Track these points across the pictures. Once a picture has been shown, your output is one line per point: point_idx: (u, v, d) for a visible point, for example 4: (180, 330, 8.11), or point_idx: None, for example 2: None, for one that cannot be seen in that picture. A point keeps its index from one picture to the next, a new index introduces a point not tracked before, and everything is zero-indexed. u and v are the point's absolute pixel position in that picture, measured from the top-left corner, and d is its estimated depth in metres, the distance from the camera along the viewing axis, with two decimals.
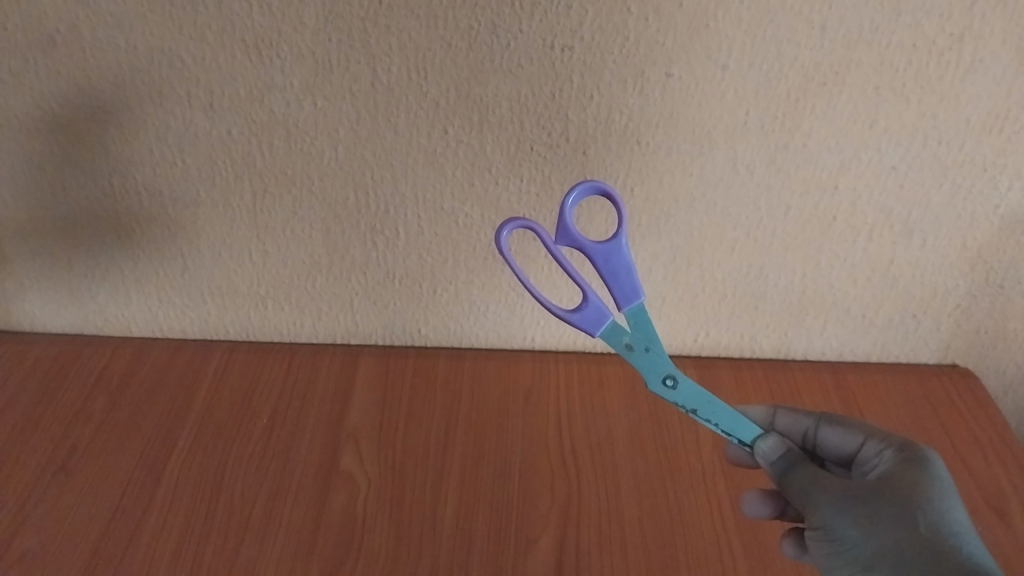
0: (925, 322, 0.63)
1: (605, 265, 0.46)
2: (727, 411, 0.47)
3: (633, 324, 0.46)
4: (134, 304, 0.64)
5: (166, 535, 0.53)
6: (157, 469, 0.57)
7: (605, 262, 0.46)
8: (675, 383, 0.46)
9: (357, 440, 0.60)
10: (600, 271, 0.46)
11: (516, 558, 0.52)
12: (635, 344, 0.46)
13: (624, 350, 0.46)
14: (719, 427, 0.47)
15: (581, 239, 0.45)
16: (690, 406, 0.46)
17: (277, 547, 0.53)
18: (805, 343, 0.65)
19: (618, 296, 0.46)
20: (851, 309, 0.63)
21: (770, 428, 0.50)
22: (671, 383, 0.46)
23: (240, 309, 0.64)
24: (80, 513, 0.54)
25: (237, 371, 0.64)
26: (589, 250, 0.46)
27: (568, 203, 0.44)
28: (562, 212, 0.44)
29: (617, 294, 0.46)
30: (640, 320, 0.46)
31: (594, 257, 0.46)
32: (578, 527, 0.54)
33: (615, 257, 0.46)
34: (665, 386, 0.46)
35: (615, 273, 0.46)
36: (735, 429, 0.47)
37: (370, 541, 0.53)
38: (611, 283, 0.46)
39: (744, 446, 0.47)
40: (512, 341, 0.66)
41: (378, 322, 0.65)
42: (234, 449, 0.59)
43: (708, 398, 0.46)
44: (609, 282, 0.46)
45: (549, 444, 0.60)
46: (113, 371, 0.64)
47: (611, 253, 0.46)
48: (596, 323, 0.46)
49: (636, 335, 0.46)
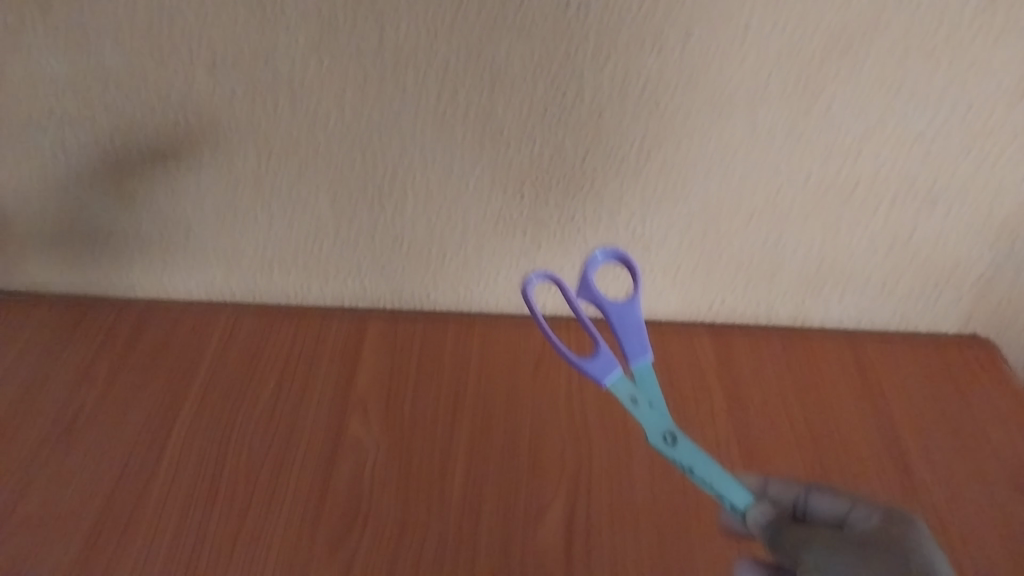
0: (947, 293, 0.62)
1: (619, 323, 0.46)
2: (722, 473, 0.43)
3: (639, 381, 0.45)
4: (139, 266, 0.64)
5: (172, 500, 0.53)
6: (164, 433, 0.57)
7: (618, 318, 0.46)
8: (675, 441, 0.44)
9: (366, 405, 0.59)
10: (613, 325, 0.46)
11: (525, 527, 0.52)
12: (640, 398, 0.44)
13: (629, 403, 0.44)
14: (712, 488, 0.43)
15: (601, 296, 0.46)
16: (688, 464, 0.43)
17: (284, 513, 0.52)
18: (822, 311, 0.64)
19: (629, 351, 0.45)
20: (871, 278, 0.61)
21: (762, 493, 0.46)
22: (672, 440, 0.44)
23: (247, 272, 0.63)
24: (87, 478, 0.54)
25: (244, 335, 0.63)
26: (606, 305, 0.46)
27: (595, 257, 0.45)
28: (590, 263, 0.45)
29: (628, 347, 0.45)
30: (646, 377, 0.45)
31: (608, 311, 0.46)
32: (588, 496, 0.54)
33: (629, 316, 0.46)
34: (665, 443, 0.44)
35: (629, 330, 0.45)
36: (728, 490, 0.43)
37: (378, 508, 0.52)
38: (622, 340, 0.45)
39: (737, 511, 0.43)
40: (522, 307, 0.65)
41: (386, 286, 0.64)
42: (241, 413, 0.58)
43: (709, 460, 0.44)
44: (621, 337, 0.45)
45: (559, 412, 0.59)
46: (119, 333, 0.63)
47: (625, 312, 0.46)
48: (605, 371, 0.44)
49: (641, 390, 0.44)
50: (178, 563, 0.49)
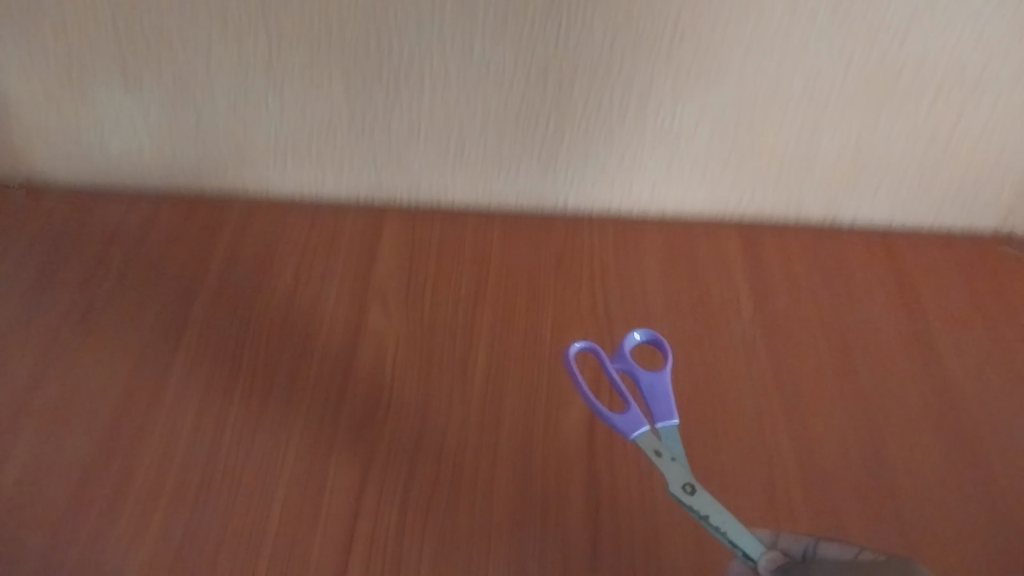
0: (986, 188, 0.60)
1: (648, 389, 0.45)
2: (739, 524, 0.40)
3: (662, 438, 0.43)
4: (148, 157, 0.61)
5: (189, 387, 0.52)
6: (179, 323, 0.55)
7: (648, 387, 0.45)
8: (693, 490, 0.41)
9: (385, 297, 0.57)
10: (644, 391, 0.45)
11: (550, 415, 0.51)
12: (663, 451, 0.42)
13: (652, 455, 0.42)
14: (726, 534, 0.39)
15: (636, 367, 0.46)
16: (703, 512, 0.40)
17: (304, 400, 0.51)
18: (854, 208, 0.62)
19: (656, 412, 0.44)
20: (907, 171, 0.59)
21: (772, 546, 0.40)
22: (690, 489, 0.41)
23: (259, 163, 0.61)
24: (101, 366, 0.53)
25: (258, 228, 0.62)
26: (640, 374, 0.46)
27: (631, 336, 0.47)
28: (627, 339, 0.46)
29: (656, 410, 0.44)
30: (672, 436, 0.43)
31: (641, 378, 0.45)
32: (612, 387, 0.53)
33: (660, 385, 0.45)
34: (684, 491, 0.41)
35: (661, 397, 0.45)
36: (742, 539, 0.39)
37: (399, 398, 0.51)
38: (650, 405, 0.44)
39: (749, 561, 0.39)
40: (543, 204, 0.63)
41: (403, 180, 0.62)
42: (257, 303, 0.57)
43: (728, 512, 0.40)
44: (649, 402, 0.44)
45: (583, 307, 0.57)
46: (129, 226, 0.62)
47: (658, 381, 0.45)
48: (631, 425, 0.43)
49: (666, 446, 0.42)
50: (198, 447, 0.49)
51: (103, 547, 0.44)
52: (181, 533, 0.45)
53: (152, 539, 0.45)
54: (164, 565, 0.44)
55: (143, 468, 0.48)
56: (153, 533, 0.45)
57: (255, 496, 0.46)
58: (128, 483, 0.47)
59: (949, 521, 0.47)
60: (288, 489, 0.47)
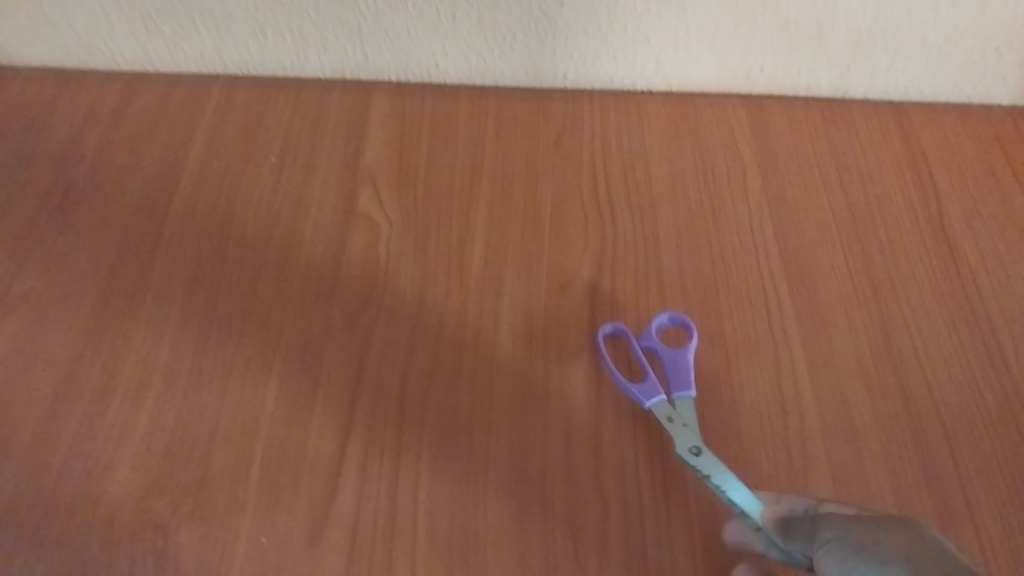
0: (1011, 56, 0.56)
1: (669, 364, 0.46)
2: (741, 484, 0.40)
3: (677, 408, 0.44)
4: (117, 33, 0.57)
5: (175, 277, 0.50)
6: (161, 210, 0.53)
7: (670, 362, 0.46)
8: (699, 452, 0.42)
9: (376, 180, 0.55)
10: (665, 367, 0.46)
11: (548, 301, 0.49)
12: (675, 417, 0.43)
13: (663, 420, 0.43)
14: (727, 493, 0.40)
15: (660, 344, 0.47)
16: (705, 471, 0.41)
17: (295, 288, 0.49)
18: (868, 80, 0.59)
19: (673, 384, 0.45)
20: (927, 40, 0.55)
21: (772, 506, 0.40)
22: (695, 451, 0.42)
23: (237, 39, 0.57)
24: (83, 256, 0.51)
25: (240, 108, 0.58)
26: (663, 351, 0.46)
27: (660, 316, 0.48)
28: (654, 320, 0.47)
29: (674, 383, 0.45)
30: (687, 406, 0.44)
31: (662, 354, 0.46)
32: (614, 270, 0.51)
33: (682, 360, 0.46)
34: (690, 452, 0.42)
35: (681, 372, 0.45)
36: (742, 498, 0.40)
37: (394, 285, 0.50)
38: (669, 378, 0.45)
39: (748, 521, 0.39)
40: (540, 80, 0.59)
41: (391, 54, 0.58)
42: (242, 188, 0.54)
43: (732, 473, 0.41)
44: (668, 376, 0.45)
45: (583, 188, 0.55)
46: (103, 107, 0.58)
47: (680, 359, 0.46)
48: (648, 393, 0.44)
49: (679, 413, 0.44)
50: (188, 338, 0.47)
51: (94, 439, 0.43)
52: (174, 424, 0.44)
53: (144, 430, 0.44)
54: (158, 456, 0.43)
55: (131, 360, 0.46)
56: (144, 425, 0.44)
57: (248, 386, 0.45)
58: (116, 375, 0.46)
59: (956, 402, 0.47)
60: (282, 378, 0.46)
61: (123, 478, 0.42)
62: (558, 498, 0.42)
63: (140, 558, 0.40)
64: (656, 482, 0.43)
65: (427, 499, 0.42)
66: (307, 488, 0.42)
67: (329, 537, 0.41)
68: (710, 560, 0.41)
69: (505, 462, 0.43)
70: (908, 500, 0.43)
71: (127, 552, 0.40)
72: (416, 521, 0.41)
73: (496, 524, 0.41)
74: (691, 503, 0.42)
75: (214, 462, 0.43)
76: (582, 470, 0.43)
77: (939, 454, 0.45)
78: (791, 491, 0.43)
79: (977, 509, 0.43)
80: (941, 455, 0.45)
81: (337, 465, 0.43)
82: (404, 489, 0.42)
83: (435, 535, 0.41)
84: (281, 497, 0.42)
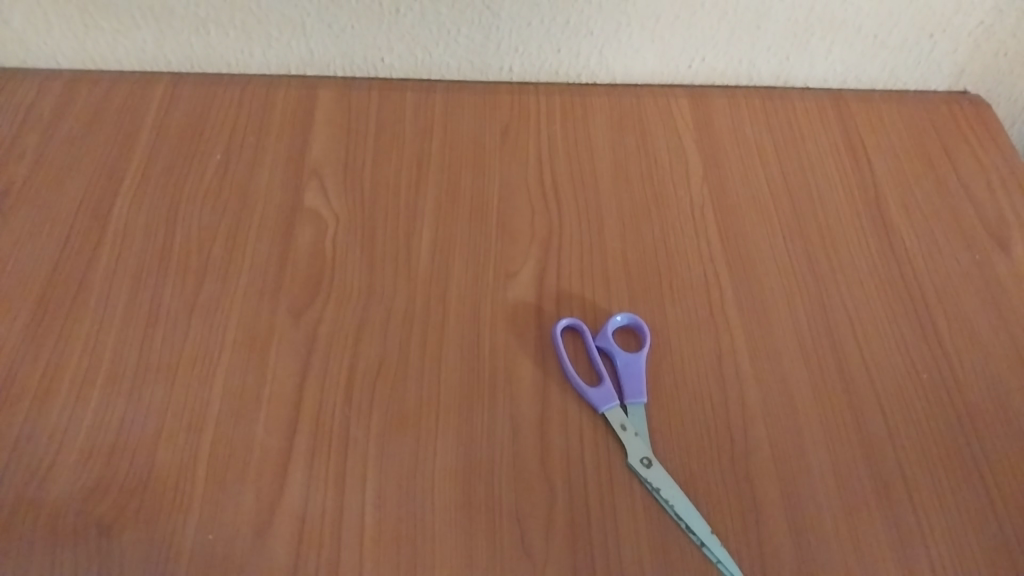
0: (942, 43, 0.59)
1: (622, 369, 0.47)
2: (687, 501, 0.42)
3: (629, 415, 0.45)
4: (57, 30, 0.57)
5: (119, 276, 0.49)
6: (104, 209, 0.52)
7: (623, 367, 0.47)
8: (649, 464, 0.43)
9: (321, 175, 0.55)
10: (617, 372, 0.47)
11: (496, 291, 0.50)
12: (628, 426, 0.45)
13: (616, 428, 0.45)
14: (674, 509, 0.42)
15: (614, 346, 0.48)
16: (654, 484, 0.43)
17: (242, 283, 0.49)
18: (807, 68, 0.60)
19: (626, 390, 0.46)
20: (862, 28, 0.57)
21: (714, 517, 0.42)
22: (646, 463, 0.43)
23: (179, 35, 0.57)
24: (24, 255, 0.50)
25: (184, 104, 0.58)
26: (615, 354, 0.47)
27: (615, 319, 0.48)
28: (608, 323, 0.48)
29: (626, 389, 0.46)
30: (639, 414, 0.45)
31: (615, 357, 0.47)
32: (560, 259, 0.52)
33: (635, 366, 0.47)
34: (641, 464, 0.43)
35: (634, 378, 0.46)
36: (689, 515, 0.42)
37: (341, 277, 0.50)
38: (622, 383, 0.46)
39: (692, 536, 0.42)
40: (486, 73, 0.60)
41: (336, 49, 0.58)
42: (187, 185, 0.54)
43: (679, 487, 0.43)
44: (621, 381, 0.46)
45: (530, 180, 0.55)
46: (43, 106, 0.57)
47: (632, 363, 0.47)
48: (603, 401, 0.45)
49: (632, 422, 0.45)
50: (133, 335, 0.47)
51: (36, 441, 0.43)
52: (118, 423, 0.44)
53: (87, 430, 0.43)
54: (102, 455, 0.43)
55: (75, 359, 0.46)
56: (88, 424, 0.44)
57: (194, 383, 0.45)
58: (58, 375, 0.45)
59: (893, 380, 0.48)
60: (229, 374, 0.46)
61: (66, 478, 0.42)
62: (506, 486, 0.43)
63: (83, 558, 0.39)
64: (601, 467, 0.44)
65: (375, 490, 0.42)
66: (254, 484, 0.42)
67: (276, 531, 0.41)
68: (654, 541, 0.42)
69: (453, 452, 0.44)
70: (849, 477, 0.44)
71: (71, 552, 0.40)
72: (364, 511, 0.41)
73: (445, 510, 0.42)
74: (636, 486, 0.43)
75: (159, 460, 0.43)
76: (529, 457, 0.44)
77: (876, 430, 0.46)
78: (735, 471, 0.44)
79: (914, 482, 0.44)
80: (879, 431, 0.46)
81: (285, 459, 0.43)
82: (351, 481, 0.42)
83: (383, 525, 0.41)
84: (227, 492, 0.42)
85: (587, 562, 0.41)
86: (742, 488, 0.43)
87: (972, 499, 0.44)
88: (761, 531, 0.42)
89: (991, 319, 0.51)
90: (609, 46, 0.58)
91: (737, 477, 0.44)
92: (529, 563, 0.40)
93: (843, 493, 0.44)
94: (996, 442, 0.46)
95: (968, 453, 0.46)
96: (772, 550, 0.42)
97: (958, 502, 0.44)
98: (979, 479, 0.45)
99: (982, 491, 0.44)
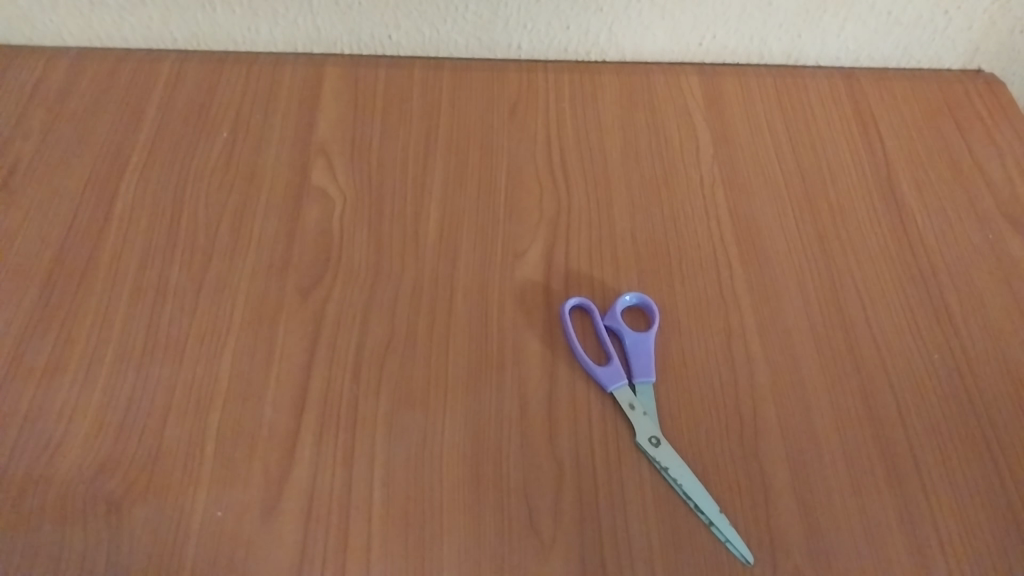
0: (957, 20, 0.58)
1: (631, 348, 0.47)
2: (696, 481, 0.42)
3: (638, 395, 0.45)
4: (63, 7, 0.57)
5: (128, 253, 0.49)
6: (111, 187, 0.52)
7: (632, 346, 0.47)
8: (657, 443, 0.43)
9: (329, 152, 0.54)
10: (626, 352, 0.47)
11: (504, 270, 0.50)
12: (636, 405, 0.44)
13: (625, 407, 0.44)
14: (683, 488, 0.42)
15: (622, 326, 0.47)
16: (662, 463, 0.42)
17: (249, 262, 0.49)
18: (819, 45, 0.60)
19: (634, 369, 0.46)
20: (875, 5, 0.57)
21: (722, 497, 0.42)
22: (654, 441, 0.43)
23: (186, 12, 0.57)
24: (31, 233, 0.50)
25: (190, 81, 0.57)
26: (624, 333, 0.47)
27: (624, 298, 0.48)
28: (617, 302, 0.48)
29: (634, 368, 0.46)
30: (647, 393, 0.45)
31: (624, 337, 0.47)
32: (568, 239, 0.51)
33: (643, 345, 0.47)
34: (649, 443, 0.43)
35: (642, 357, 0.46)
36: (697, 494, 0.42)
37: (349, 255, 0.50)
38: (630, 362, 0.46)
39: (700, 515, 0.41)
40: (495, 50, 0.60)
41: (343, 26, 0.58)
42: (193, 162, 0.54)
43: (688, 466, 0.43)
44: (630, 360, 0.46)
45: (538, 158, 0.55)
46: (49, 83, 0.57)
47: (641, 342, 0.47)
48: (611, 379, 0.45)
49: (641, 400, 0.45)
50: (141, 313, 0.47)
51: (46, 417, 0.43)
52: (127, 401, 0.44)
53: (95, 408, 0.43)
54: (110, 433, 0.43)
55: (83, 337, 0.46)
56: (96, 402, 0.44)
57: (201, 363, 0.45)
58: (66, 353, 0.45)
59: (903, 360, 0.48)
60: (236, 352, 0.46)
61: (74, 455, 0.42)
62: (514, 464, 0.43)
63: (93, 534, 0.40)
64: (609, 445, 0.44)
65: (384, 468, 0.42)
66: (262, 460, 0.42)
67: (285, 507, 0.41)
68: (662, 520, 0.41)
69: (461, 431, 0.43)
70: (858, 457, 0.44)
71: (80, 530, 0.40)
72: (372, 487, 0.41)
73: (453, 488, 0.42)
74: (644, 465, 0.43)
75: (168, 438, 0.43)
76: (537, 436, 0.44)
77: (886, 411, 0.46)
78: (744, 449, 0.44)
79: (924, 464, 0.44)
80: (889, 412, 0.46)
81: (293, 437, 0.43)
82: (360, 459, 0.42)
83: (391, 504, 0.41)
84: (236, 469, 0.42)
85: (595, 540, 0.41)
86: (750, 468, 0.43)
87: (984, 481, 0.44)
88: (769, 510, 0.42)
89: (1004, 300, 0.50)
90: (619, 23, 0.58)
91: (746, 456, 0.44)
92: (537, 540, 0.40)
93: (853, 474, 0.43)
94: (1008, 424, 0.46)
95: (981, 435, 0.45)
96: (781, 529, 0.41)
97: (969, 485, 0.44)
98: (990, 461, 0.44)
99: (994, 473, 0.44)
